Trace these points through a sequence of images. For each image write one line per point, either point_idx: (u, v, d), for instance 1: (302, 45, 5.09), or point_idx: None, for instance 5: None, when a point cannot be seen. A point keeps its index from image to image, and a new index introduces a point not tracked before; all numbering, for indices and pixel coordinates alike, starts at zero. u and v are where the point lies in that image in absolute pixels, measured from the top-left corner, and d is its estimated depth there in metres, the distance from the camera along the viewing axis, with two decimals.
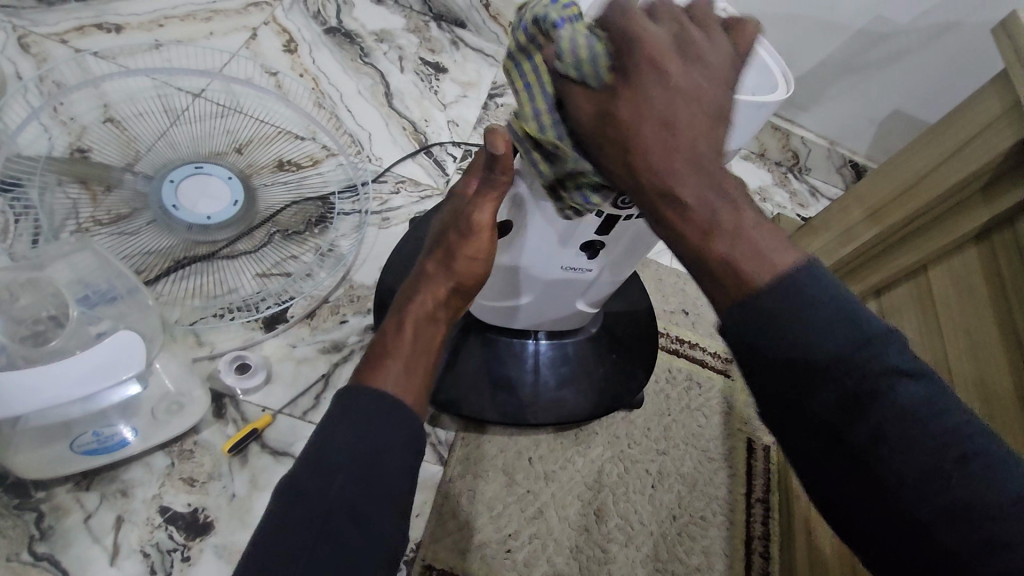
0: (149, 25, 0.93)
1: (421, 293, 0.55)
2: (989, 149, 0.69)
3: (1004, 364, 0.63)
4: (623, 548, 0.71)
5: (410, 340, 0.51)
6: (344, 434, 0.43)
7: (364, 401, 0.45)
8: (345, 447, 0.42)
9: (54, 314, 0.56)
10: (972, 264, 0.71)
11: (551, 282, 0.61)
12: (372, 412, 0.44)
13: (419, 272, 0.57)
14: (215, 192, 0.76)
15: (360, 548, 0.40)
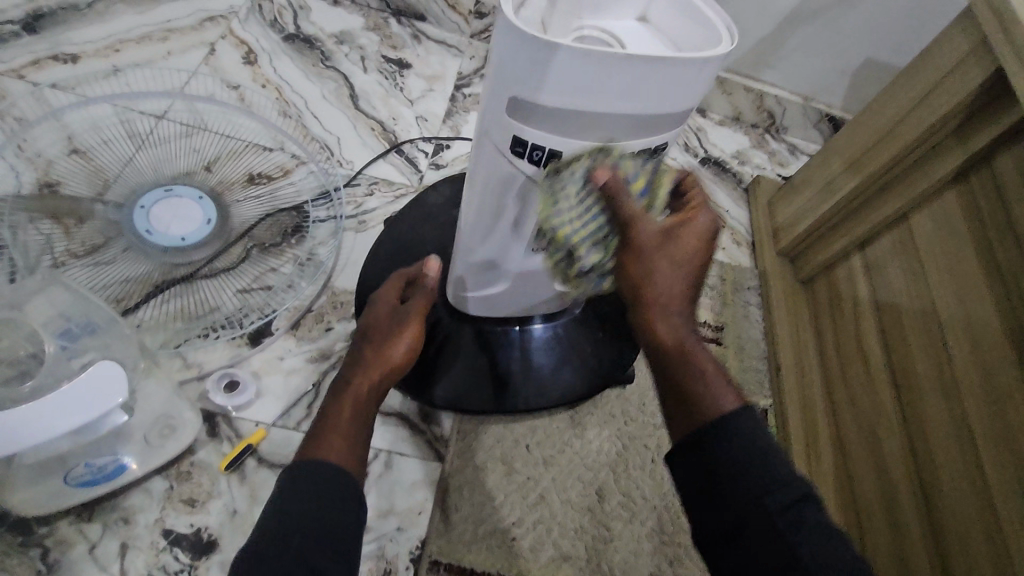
0: (106, 51, 0.92)
1: (354, 369, 0.56)
2: (960, 87, 0.68)
3: (988, 298, 0.62)
4: (629, 524, 0.72)
5: (354, 408, 0.53)
6: (311, 465, 0.47)
7: (331, 440, 0.50)
8: (307, 479, 0.46)
9: (33, 352, 0.56)
10: (952, 206, 0.70)
11: (525, 266, 0.62)
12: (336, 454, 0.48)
13: (353, 354, 0.58)
14: (188, 213, 0.76)
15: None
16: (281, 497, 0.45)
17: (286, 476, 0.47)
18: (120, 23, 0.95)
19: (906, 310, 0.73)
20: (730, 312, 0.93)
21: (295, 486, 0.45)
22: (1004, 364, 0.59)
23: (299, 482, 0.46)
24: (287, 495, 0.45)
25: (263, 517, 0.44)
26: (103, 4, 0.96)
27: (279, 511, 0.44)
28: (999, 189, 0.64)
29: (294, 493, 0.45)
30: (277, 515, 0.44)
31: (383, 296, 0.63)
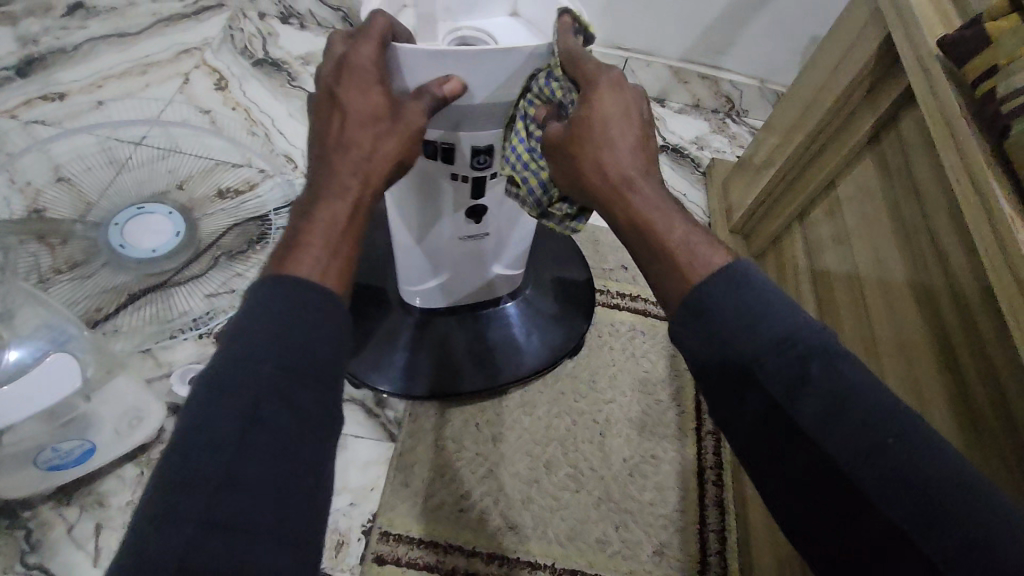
0: (90, 88, 1.01)
1: (340, 134, 0.44)
2: (861, 56, 0.70)
3: (900, 259, 0.65)
4: (575, 494, 0.75)
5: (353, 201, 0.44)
6: (252, 372, 0.33)
7: (302, 302, 0.36)
8: (247, 398, 0.32)
9: None
10: (871, 172, 0.73)
11: (456, 254, 0.67)
12: (290, 343, 0.35)
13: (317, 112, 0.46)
14: (158, 227, 0.83)
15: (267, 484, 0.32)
16: (203, 426, 0.31)
17: (207, 387, 0.33)
18: (103, 62, 1.04)
19: (836, 275, 0.76)
20: None
21: (225, 409, 0.32)
22: (911, 312, 0.63)
23: (233, 405, 0.32)
24: (212, 424, 0.31)
25: (177, 460, 0.30)
26: (87, 45, 1.05)
27: (201, 455, 0.31)
28: (905, 151, 0.67)
29: (226, 423, 0.32)
30: (198, 462, 0.31)
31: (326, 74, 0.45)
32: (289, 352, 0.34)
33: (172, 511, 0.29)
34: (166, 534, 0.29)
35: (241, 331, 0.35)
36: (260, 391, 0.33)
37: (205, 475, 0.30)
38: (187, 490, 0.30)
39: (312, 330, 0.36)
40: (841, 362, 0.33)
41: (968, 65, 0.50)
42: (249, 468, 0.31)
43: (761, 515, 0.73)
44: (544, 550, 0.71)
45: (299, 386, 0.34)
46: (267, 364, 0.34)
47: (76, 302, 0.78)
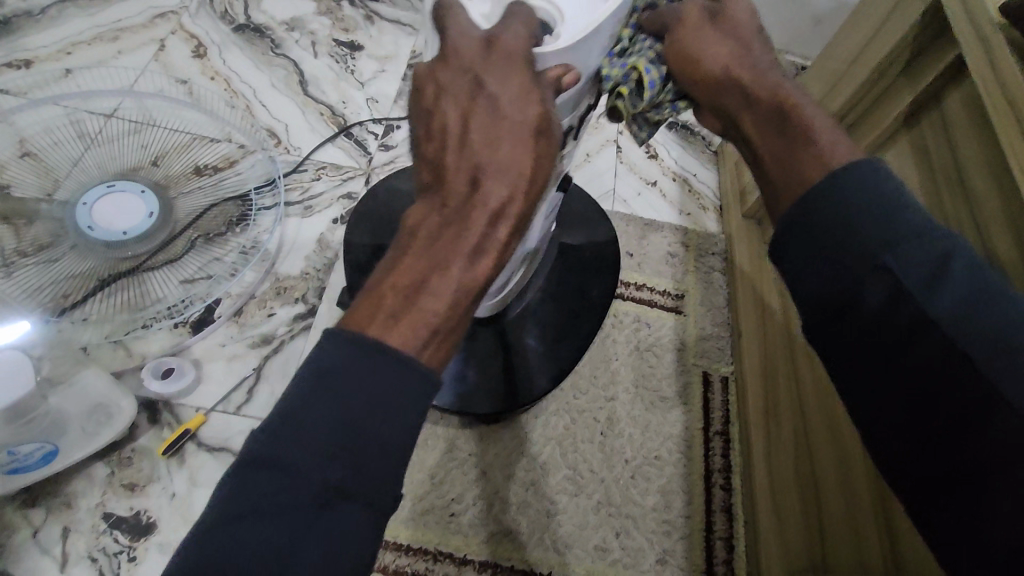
0: (59, 55, 0.94)
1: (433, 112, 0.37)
2: (903, 21, 0.63)
3: None
4: (574, 498, 0.71)
5: (443, 193, 0.35)
6: (320, 436, 0.30)
7: (384, 367, 0.32)
8: (313, 465, 0.30)
9: None
10: (904, 153, 0.66)
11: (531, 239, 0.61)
12: (365, 412, 0.31)
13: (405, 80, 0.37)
14: (130, 207, 0.78)
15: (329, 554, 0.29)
16: (265, 483, 0.29)
17: (278, 434, 0.30)
18: (71, 26, 0.97)
19: None
20: (692, 279, 0.90)
21: (289, 469, 0.30)
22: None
23: (297, 467, 0.30)
24: (272, 483, 0.29)
25: (232, 512, 0.29)
26: (55, 8, 0.98)
27: (258, 514, 0.29)
28: (948, 133, 0.60)
29: (288, 486, 0.29)
30: (250, 522, 0.29)
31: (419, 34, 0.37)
32: (365, 420, 0.31)
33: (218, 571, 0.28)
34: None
35: (321, 379, 0.31)
36: (326, 459, 0.30)
37: (257, 541, 0.28)
38: (237, 549, 0.28)
39: (391, 403, 0.31)
40: (1010, 300, 0.33)
41: None
42: (296, 545, 0.29)
43: (773, 525, 0.69)
44: (540, 558, 0.67)
45: (368, 461, 0.31)
46: (340, 428, 0.30)
47: (40, 288, 0.73)
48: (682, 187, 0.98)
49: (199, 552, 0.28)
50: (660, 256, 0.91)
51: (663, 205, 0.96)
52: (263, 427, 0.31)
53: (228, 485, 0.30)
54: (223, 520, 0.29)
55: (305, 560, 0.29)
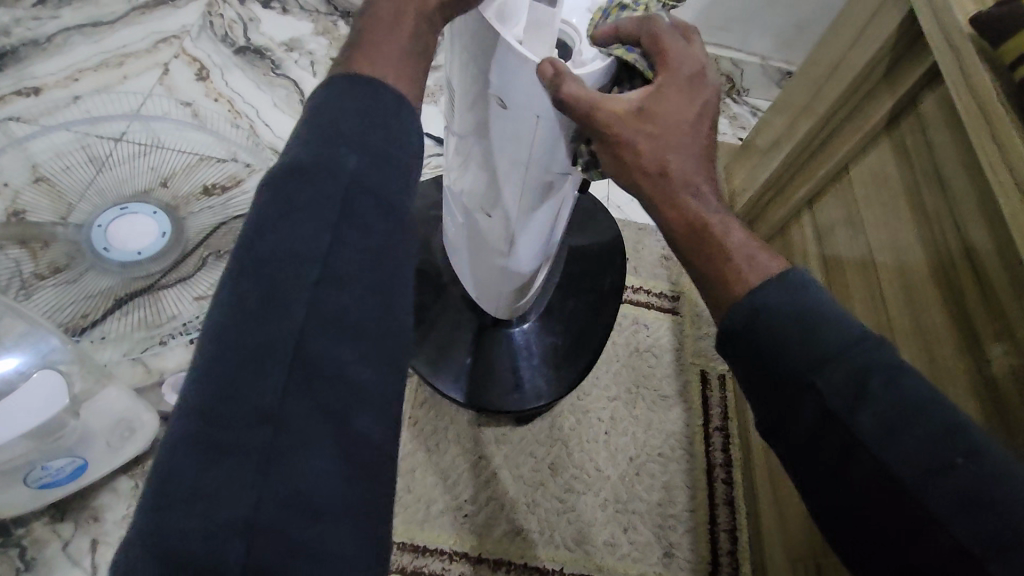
0: (66, 81, 0.97)
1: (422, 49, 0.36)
2: (880, 32, 0.66)
3: (918, 241, 0.63)
4: (582, 495, 0.73)
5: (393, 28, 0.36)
6: (325, 172, 0.28)
7: (375, 98, 0.32)
8: (318, 186, 0.28)
9: None
10: (886, 154, 0.69)
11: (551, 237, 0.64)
12: (354, 140, 0.30)
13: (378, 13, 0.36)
14: (142, 228, 0.79)
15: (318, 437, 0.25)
16: (268, 275, 0.27)
17: (278, 216, 0.28)
18: (76, 54, 1.00)
19: (848, 263, 0.73)
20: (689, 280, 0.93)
21: (300, 223, 0.27)
22: (931, 303, 0.60)
23: (307, 205, 0.28)
24: (286, 250, 0.27)
25: (243, 299, 0.26)
26: (61, 37, 1.01)
27: (265, 298, 0.26)
28: (926, 134, 0.63)
29: (302, 228, 0.27)
30: (255, 299, 0.26)
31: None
32: (365, 155, 0.30)
33: (240, 365, 0.25)
34: (235, 398, 0.25)
35: (324, 139, 0.30)
36: (333, 177, 0.28)
37: (275, 324, 0.26)
38: (254, 342, 0.25)
39: (387, 149, 0.31)
40: (927, 410, 0.32)
41: (1005, 45, 0.47)
42: (321, 315, 0.26)
43: (772, 516, 0.72)
44: (552, 555, 0.70)
45: (380, 210, 0.29)
46: (341, 168, 0.29)
47: (59, 309, 0.76)
48: None
49: (210, 375, 0.25)
50: (656, 260, 0.94)
51: None
52: (254, 231, 0.28)
53: (226, 294, 0.27)
54: (238, 317, 0.26)
55: (327, 331, 0.26)
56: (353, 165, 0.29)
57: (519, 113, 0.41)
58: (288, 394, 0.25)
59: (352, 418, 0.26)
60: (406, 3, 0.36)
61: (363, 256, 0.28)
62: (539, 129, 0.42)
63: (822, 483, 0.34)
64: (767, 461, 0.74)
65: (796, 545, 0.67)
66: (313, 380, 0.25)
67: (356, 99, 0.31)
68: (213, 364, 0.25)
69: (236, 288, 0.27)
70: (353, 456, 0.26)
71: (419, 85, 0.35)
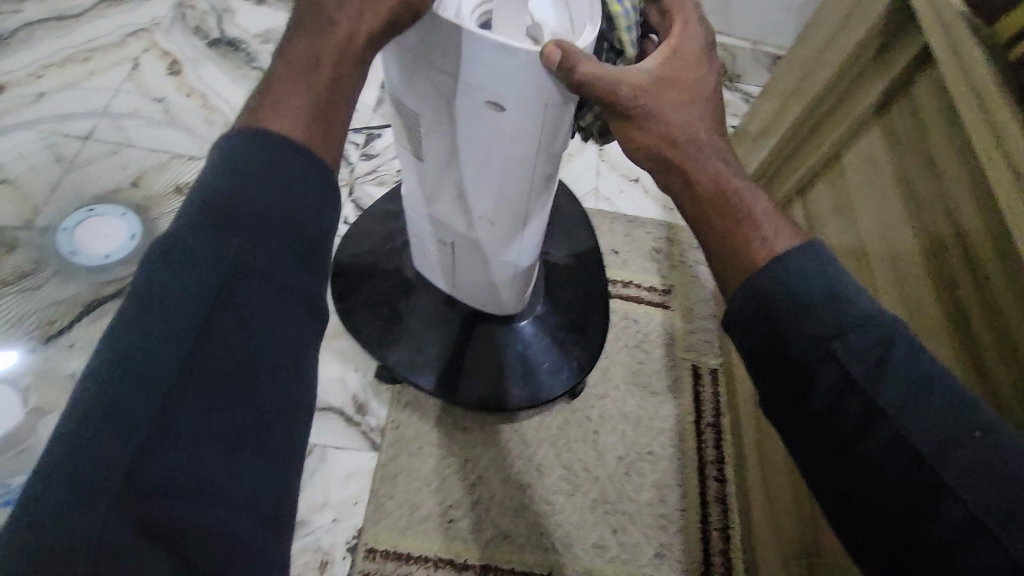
0: (31, 79, 0.93)
1: (338, 97, 0.38)
2: (870, 11, 0.64)
3: (910, 230, 0.60)
4: (570, 497, 0.72)
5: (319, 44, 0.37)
6: (212, 250, 0.31)
7: (282, 164, 0.34)
8: (202, 264, 0.31)
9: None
10: (876, 141, 0.67)
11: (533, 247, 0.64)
12: (245, 217, 0.32)
13: (292, 58, 0.37)
14: (110, 231, 0.77)
15: (196, 447, 0.29)
16: (166, 291, 0.30)
17: (158, 287, 0.30)
18: (42, 49, 0.96)
19: (840, 253, 0.71)
20: (679, 274, 0.91)
21: (183, 298, 0.30)
22: (923, 291, 0.58)
23: (188, 283, 0.30)
24: (160, 320, 0.29)
25: (117, 362, 0.28)
26: (26, 31, 0.97)
27: (137, 367, 0.28)
28: (917, 119, 0.61)
29: (182, 306, 0.30)
30: (127, 364, 0.28)
31: (329, 19, 0.38)
32: (256, 235, 0.32)
33: (104, 420, 0.27)
34: (97, 456, 0.26)
35: (214, 215, 0.32)
36: (222, 256, 0.31)
37: (150, 391, 0.28)
38: (126, 405, 0.27)
39: (295, 220, 0.33)
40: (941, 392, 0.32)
41: (998, 25, 0.45)
42: (199, 388, 0.29)
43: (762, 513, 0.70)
44: (540, 559, 0.68)
45: (273, 287, 0.32)
46: (230, 248, 0.31)
47: (24, 318, 0.72)
48: None
49: (76, 428, 0.27)
50: (645, 253, 0.92)
51: (646, 201, 0.98)
52: (135, 298, 0.30)
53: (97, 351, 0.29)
54: (106, 377, 0.28)
55: (204, 403, 0.29)
56: (243, 246, 0.32)
57: (513, 104, 0.44)
58: (168, 441, 0.28)
59: (229, 477, 0.29)
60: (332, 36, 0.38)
61: (248, 330, 0.31)
62: (537, 117, 0.44)
63: (848, 488, 0.32)
64: (757, 458, 0.72)
65: (789, 542, 0.65)
66: (190, 441, 0.28)
67: (272, 155, 0.34)
68: (78, 417, 0.27)
69: (110, 346, 0.29)
70: (227, 510, 0.29)
71: (338, 137, 0.37)
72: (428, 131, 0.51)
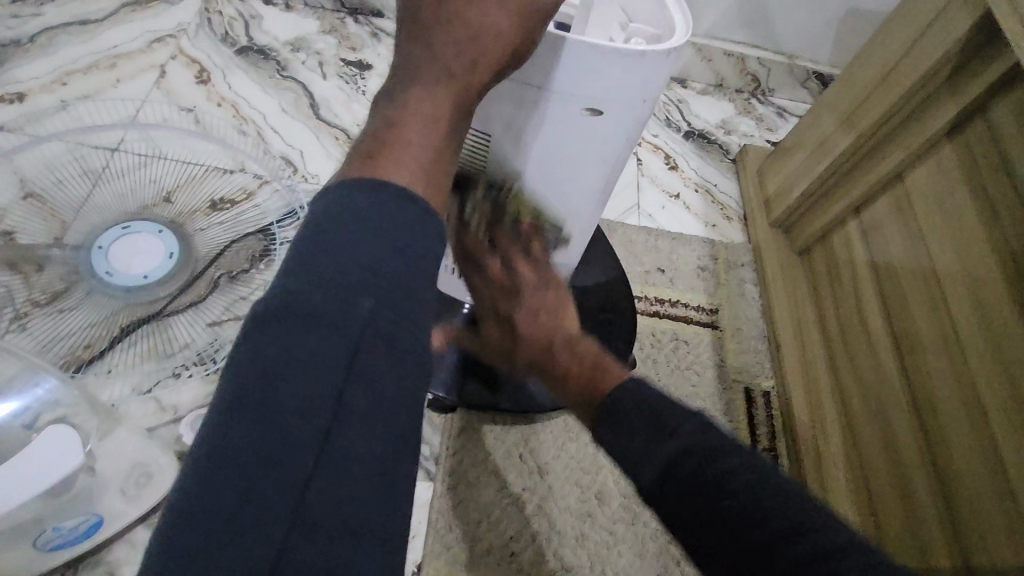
0: (53, 86, 0.89)
1: (452, 146, 0.36)
2: (949, 33, 0.64)
3: (989, 250, 0.59)
4: (632, 526, 0.69)
5: (434, 52, 0.36)
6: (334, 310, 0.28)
7: (402, 214, 0.31)
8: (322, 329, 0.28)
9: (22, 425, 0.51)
10: (948, 165, 0.66)
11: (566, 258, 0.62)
12: (369, 274, 0.29)
13: (408, 104, 0.35)
14: (149, 249, 0.71)
15: (333, 520, 0.26)
16: (304, 332, 0.28)
17: (279, 360, 0.27)
18: (63, 55, 0.92)
19: (906, 276, 0.69)
20: (725, 292, 0.90)
21: (306, 372, 0.27)
22: (1006, 311, 0.56)
23: (315, 352, 0.28)
24: (301, 363, 0.27)
25: (235, 441, 0.26)
26: (46, 37, 0.93)
27: (265, 452, 0.26)
28: (998, 146, 0.60)
29: (310, 380, 0.27)
30: (253, 450, 0.26)
31: (444, 63, 0.36)
32: (381, 294, 0.29)
33: (234, 517, 0.25)
34: (228, 557, 0.24)
35: (333, 276, 0.29)
36: (345, 322, 0.28)
37: (280, 480, 0.26)
38: (254, 498, 0.25)
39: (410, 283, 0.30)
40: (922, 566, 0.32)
41: None
42: (326, 479, 0.26)
43: None
44: None
45: (395, 353, 0.29)
46: (356, 314, 0.28)
47: (60, 339, 0.70)
48: (703, 200, 1.00)
49: (190, 528, 0.24)
50: (691, 271, 0.91)
51: (688, 217, 0.97)
52: (258, 373, 0.27)
53: (217, 430, 0.26)
54: (238, 424, 0.26)
55: (335, 489, 0.26)
56: (370, 307, 0.29)
57: (610, 109, 0.44)
58: (316, 507, 0.26)
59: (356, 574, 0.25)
60: (452, 61, 0.36)
61: (376, 402, 0.28)
62: (631, 117, 0.45)
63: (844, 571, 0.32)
64: (818, 470, 0.73)
65: None
66: (322, 537, 0.25)
67: (380, 207, 0.31)
68: (201, 513, 0.25)
69: (232, 429, 0.26)
70: None
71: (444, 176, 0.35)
72: (496, 148, 0.50)
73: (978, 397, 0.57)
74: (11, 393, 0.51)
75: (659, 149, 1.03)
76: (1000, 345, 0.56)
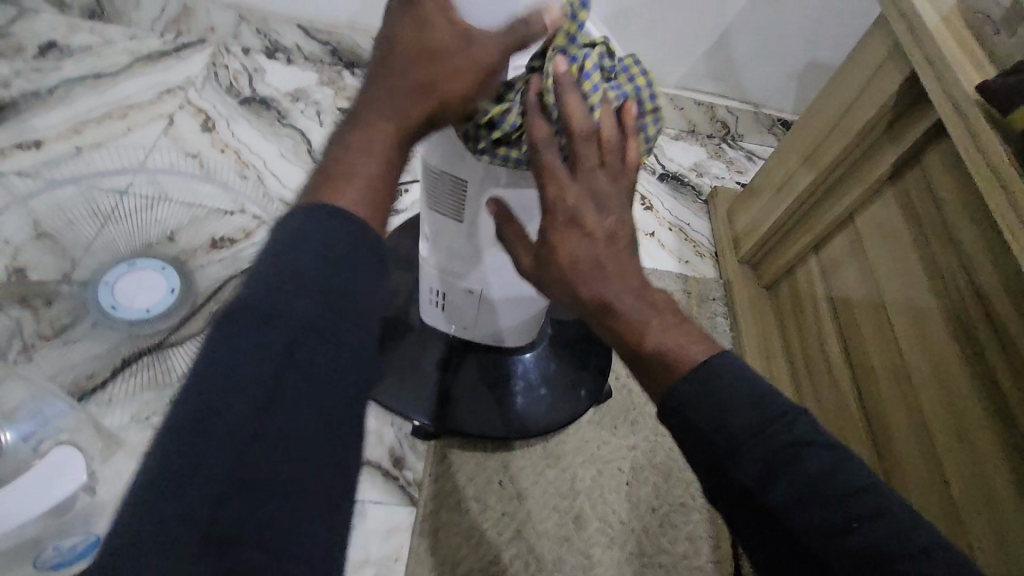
0: (68, 134, 0.96)
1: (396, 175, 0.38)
2: (883, 88, 0.69)
3: (927, 283, 0.64)
4: (607, 549, 0.72)
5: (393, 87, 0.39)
6: (264, 316, 0.30)
7: (327, 221, 0.33)
8: (252, 333, 0.30)
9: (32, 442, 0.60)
10: (891, 207, 0.72)
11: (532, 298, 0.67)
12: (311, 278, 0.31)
13: (361, 134, 0.38)
14: (152, 285, 0.79)
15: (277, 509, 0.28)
16: (247, 336, 0.29)
17: (221, 364, 0.29)
18: (79, 106, 0.99)
19: (860, 307, 0.74)
20: (697, 324, 0.95)
21: (249, 372, 0.29)
22: (943, 340, 0.61)
23: (255, 354, 0.29)
24: (242, 364, 0.29)
25: (179, 441, 0.27)
26: (63, 89, 1.00)
27: (204, 456, 0.27)
28: (930, 190, 0.66)
29: (252, 380, 0.29)
30: (197, 449, 0.27)
31: (399, 97, 0.39)
32: (323, 296, 0.31)
33: (179, 515, 0.26)
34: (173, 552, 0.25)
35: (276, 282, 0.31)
36: (287, 323, 0.30)
37: (224, 477, 0.27)
38: (196, 498, 0.26)
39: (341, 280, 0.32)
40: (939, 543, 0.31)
41: (1014, 108, 0.49)
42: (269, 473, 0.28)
43: None
44: None
45: (334, 350, 0.31)
46: (297, 314, 0.30)
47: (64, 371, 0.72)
48: (676, 238, 1.06)
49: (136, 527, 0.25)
50: None
51: (663, 254, 1.03)
52: (203, 376, 0.28)
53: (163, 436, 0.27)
54: (183, 427, 0.27)
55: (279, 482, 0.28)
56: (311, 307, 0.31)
57: None
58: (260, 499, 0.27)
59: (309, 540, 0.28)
60: (408, 97, 0.39)
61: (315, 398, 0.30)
62: None
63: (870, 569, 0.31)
64: None
65: None
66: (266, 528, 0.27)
67: (321, 227, 0.33)
68: (144, 523, 0.26)
69: (175, 431, 0.27)
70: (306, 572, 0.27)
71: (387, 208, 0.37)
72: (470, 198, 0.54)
73: (925, 422, 0.61)
74: (20, 419, 0.61)
75: (635, 191, 1.10)
76: (939, 372, 0.60)
